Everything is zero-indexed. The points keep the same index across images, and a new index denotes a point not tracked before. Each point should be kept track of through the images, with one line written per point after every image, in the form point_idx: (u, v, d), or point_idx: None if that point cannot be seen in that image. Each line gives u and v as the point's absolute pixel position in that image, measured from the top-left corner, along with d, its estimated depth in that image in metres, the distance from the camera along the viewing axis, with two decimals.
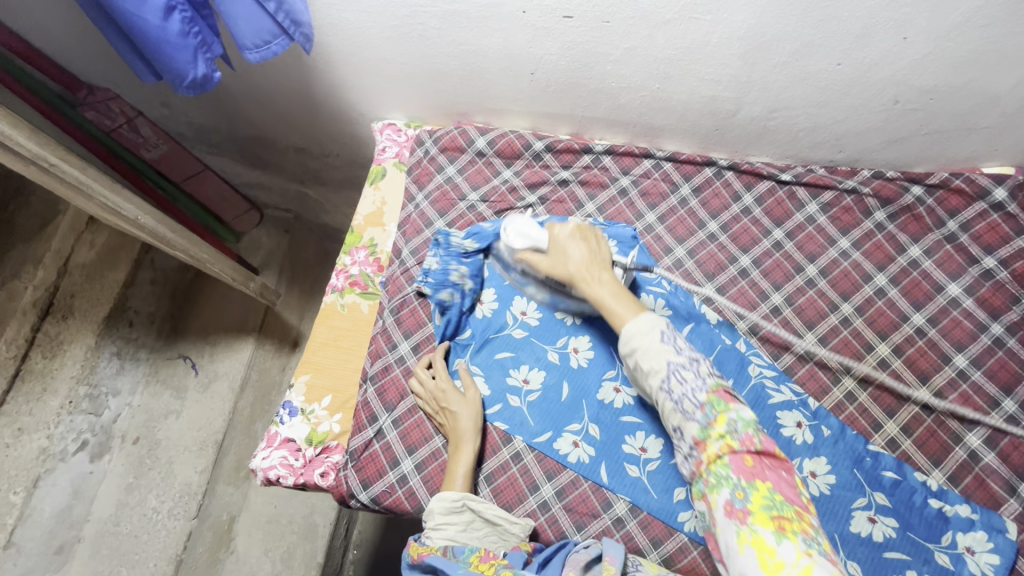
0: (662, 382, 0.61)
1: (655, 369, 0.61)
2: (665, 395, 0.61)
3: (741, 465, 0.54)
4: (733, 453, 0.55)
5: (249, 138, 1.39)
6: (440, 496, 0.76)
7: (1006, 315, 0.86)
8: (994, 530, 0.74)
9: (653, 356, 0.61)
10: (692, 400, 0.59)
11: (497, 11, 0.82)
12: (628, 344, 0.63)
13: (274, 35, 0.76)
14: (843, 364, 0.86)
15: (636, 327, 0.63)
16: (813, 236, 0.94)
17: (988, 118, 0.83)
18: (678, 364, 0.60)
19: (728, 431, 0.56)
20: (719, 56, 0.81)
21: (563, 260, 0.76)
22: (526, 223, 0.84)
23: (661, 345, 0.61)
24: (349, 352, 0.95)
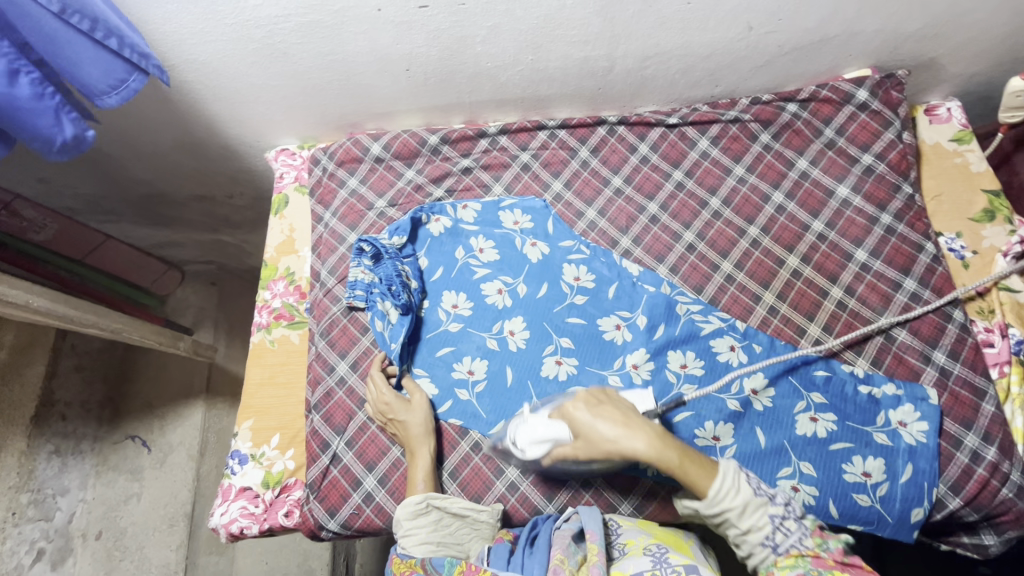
0: (766, 538, 0.61)
1: (753, 527, 0.62)
2: (768, 549, 0.61)
3: (824, 563, 0.59)
4: (818, 556, 0.60)
5: (144, 196, 1.32)
6: (405, 503, 0.75)
7: (891, 204, 0.92)
8: (918, 400, 0.80)
9: (748, 515, 0.62)
10: (797, 546, 0.61)
11: (352, 13, 0.81)
12: (716, 506, 0.63)
13: (128, 72, 0.74)
14: (761, 283, 0.90)
15: (723, 490, 0.62)
16: (710, 170, 0.98)
17: (834, 28, 0.88)
18: (779, 517, 0.62)
19: (821, 542, 0.61)
20: (578, 17, 0.83)
21: (597, 437, 0.65)
22: (531, 425, 0.72)
23: (757, 498, 0.62)
24: (287, 387, 0.92)
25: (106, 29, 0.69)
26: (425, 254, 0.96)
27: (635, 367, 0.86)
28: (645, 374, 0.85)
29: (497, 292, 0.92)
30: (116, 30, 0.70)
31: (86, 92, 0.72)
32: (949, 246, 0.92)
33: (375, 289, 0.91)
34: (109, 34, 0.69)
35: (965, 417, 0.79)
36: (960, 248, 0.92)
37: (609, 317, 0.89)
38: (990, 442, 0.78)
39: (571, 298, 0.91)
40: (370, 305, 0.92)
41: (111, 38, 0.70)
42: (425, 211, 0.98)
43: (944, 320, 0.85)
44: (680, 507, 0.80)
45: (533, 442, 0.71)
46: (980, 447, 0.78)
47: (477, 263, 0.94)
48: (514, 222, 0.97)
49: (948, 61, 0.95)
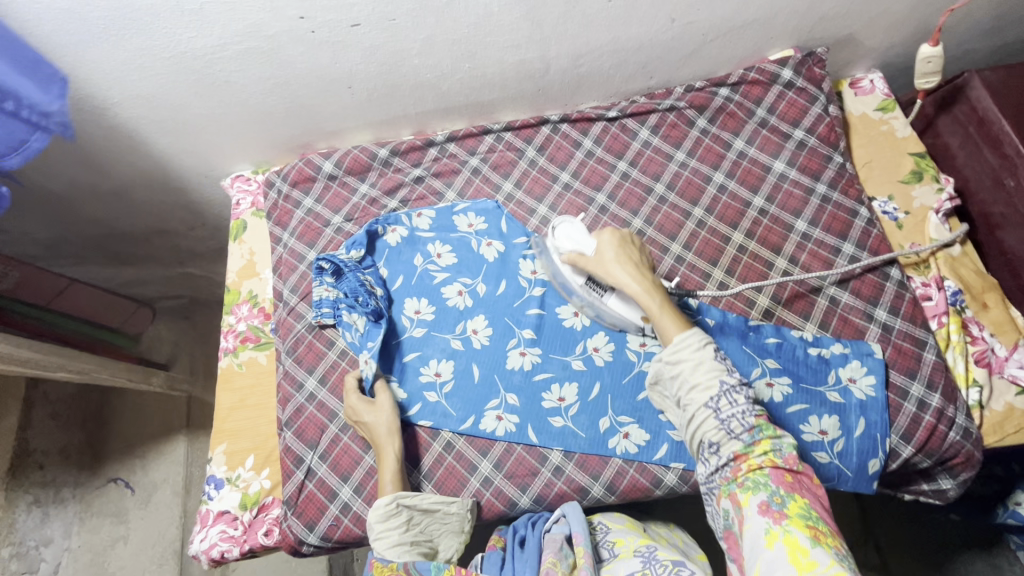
0: (710, 398, 0.68)
1: (701, 384, 0.69)
2: (710, 411, 0.68)
3: (781, 477, 0.64)
4: (775, 468, 0.64)
5: (104, 235, 1.32)
6: (377, 506, 0.75)
7: (824, 174, 0.96)
8: (864, 355, 0.84)
9: (702, 371, 0.69)
10: (740, 420, 0.66)
11: (286, 37, 0.83)
12: (676, 353, 0.70)
13: (29, 132, 0.82)
14: (709, 261, 0.94)
15: (686, 342, 0.70)
16: (652, 158, 1.01)
17: (751, 13, 0.93)
18: (729, 386, 0.68)
19: (773, 449, 0.65)
20: (506, 22, 0.86)
21: (608, 259, 0.77)
22: (575, 227, 0.84)
23: (716, 364, 0.69)
24: (259, 408, 0.93)
25: (4, 96, 0.76)
26: (384, 264, 0.98)
27: (596, 351, 0.88)
28: (605, 356, 0.88)
29: (458, 294, 0.94)
30: (14, 96, 0.78)
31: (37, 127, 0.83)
32: (882, 209, 0.97)
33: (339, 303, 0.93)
34: (7, 98, 0.77)
35: (909, 368, 0.83)
36: (893, 210, 0.96)
37: (566, 307, 0.92)
38: (934, 389, 0.81)
39: (529, 292, 0.93)
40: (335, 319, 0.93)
41: (10, 103, 0.78)
42: (380, 222, 0.99)
43: (882, 278, 0.89)
44: (651, 483, 0.82)
45: (568, 235, 0.84)
46: (926, 396, 0.81)
47: (436, 268, 0.96)
48: (469, 224, 0.99)
49: (863, 36, 1.00)
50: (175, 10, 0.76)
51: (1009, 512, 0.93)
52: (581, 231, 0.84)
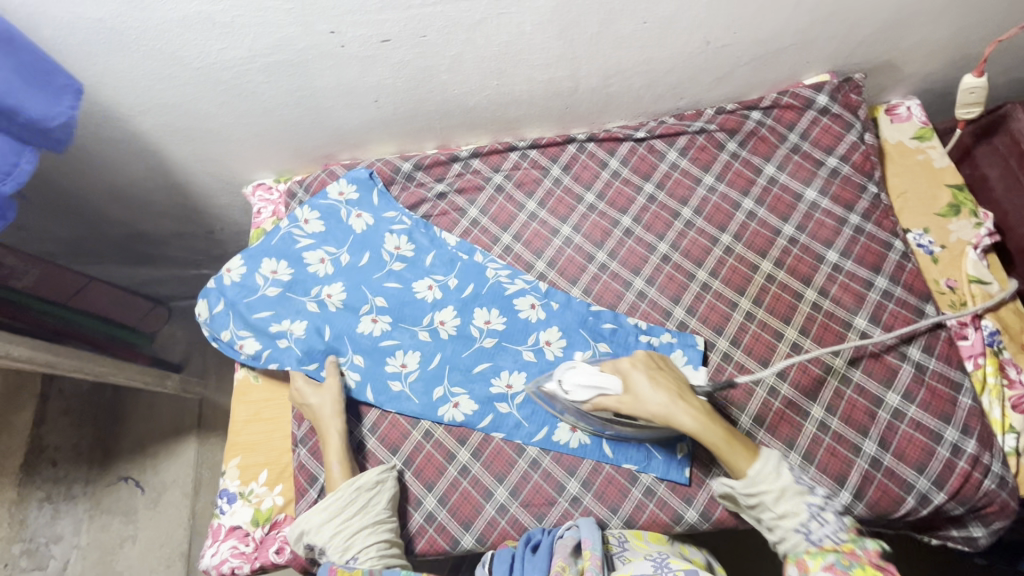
0: (800, 523, 0.69)
1: (789, 511, 0.69)
2: (801, 536, 0.68)
3: (860, 561, 0.65)
4: (853, 553, 0.66)
5: (125, 236, 1.32)
6: (332, 500, 0.78)
7: (858, 204, 0.94)
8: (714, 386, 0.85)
9: (788, 500, 0.70)
10: (830, 536, 0.68)
11: (315, 51, 0.82)
12: (754, 486, 0.71)
13: (17, 154, 0.69)
14: (736, 289, 0.91)
15: (762, 473, 0.71)
16: (680, 181, 0.99)
17: (789, 37, 0.90)
18: (818, 509, 0.69)
19: (853, 540, 0.67)
20: (539, 41, 0.85)
21: (642, 399, 0.76)
22: (582, 371, 0.79)
23: (797, 486, 0.70)
24: (273, 422, 0.92)
25: None
26: (242, 254, 0.98)
27: (442, 324, 0.93)
28: (456, 329, 0.92)
29: (428, 288, 0.96)
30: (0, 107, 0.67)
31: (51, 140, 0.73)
32: (918, 242, 0.94)
33: (231, 286, 0.97)
34: None
35: (943, 411, 0.80)
36: (929, 244, 0.93)
37: (423, 281, 0.96)
38: (969, 435, 0.78)
39: (389, 264, 0.97)
40: (219, 306, 0.96)
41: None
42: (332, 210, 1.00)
43: (916, 315, 0.86)
44: (671, 519, 0.80)
45: (579, 386, 0.78)
46: (960, 441, 0.78)
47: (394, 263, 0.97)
48: (340, 193, 1.01)
49: (902, 62, 0.98)
50: (207, 22, 0.76)
51: None
52: (596, 377, 0.78)
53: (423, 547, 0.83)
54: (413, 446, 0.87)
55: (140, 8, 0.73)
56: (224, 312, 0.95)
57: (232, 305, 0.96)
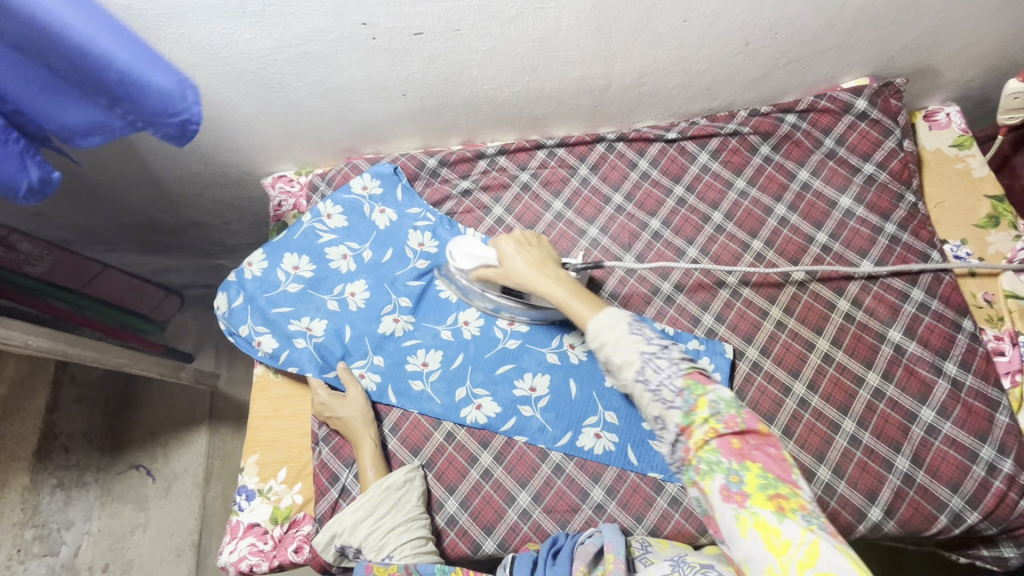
0: (636, 376, 0.58)
1: (626, 360, 0.59)
2: (641, 386, 0.58)
3: (731, 446, 0.53)
4: (721, 437, 0.54)
5: (142, 225, 1.31)
6: (362, 500, 0.77)
7: (895, 213, 0.91)
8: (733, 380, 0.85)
9: (622, 349, 0.59)
10: (668, 387, 0.57)
11: (346, 43, 0.80)
12: (596, 341, 0.61)
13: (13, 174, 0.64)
14: (767, 297, 0.89)
15: (602, 325, 0.61)
16: (711, 184, 0.97)
17: (830, 40, 0.88)
18: (650, 355, 0.58)
19: (711, 414, 0.54)
20: (574, 38, 0.82)
21: (512, 268, 0.75)
22: (470, 244, 0.84)
23: (630, 337, 0.59)
24: (293, 419, 0.91)
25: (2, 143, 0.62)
26: (263, 248, 0.96)
27: (466, 324, 0.92)
28: (479, 330, 0.91)
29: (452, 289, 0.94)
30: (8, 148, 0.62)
31: (60, 135, 0.66)
32: (954, 254, 0.92)
33: (249, 281, 0.95)
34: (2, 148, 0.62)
35: (979, 429, 0.78)
36: (966, 255, 0.91)
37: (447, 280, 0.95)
38: (1005, 454, 0.77)
39: (413, 262, 0.96)
40: (238, 300, 0.94)
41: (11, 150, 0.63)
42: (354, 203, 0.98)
43: (953, 329, 0.84)
44: (696, 530, 0.79)
45: (465, 255, 0.83)
46: (996, 460, 0.77)
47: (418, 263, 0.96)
48: (363, 187, 0.99)
49: (945, 67, 0.95)
50: (238, 11, 0.74)
51: None
52: (472, 245, 0.84)
53: (445, 550, 0.81)
54: (435, 447, 0.86)
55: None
56: (244, 306, 0.94)
57: (251, 299, 0.94)
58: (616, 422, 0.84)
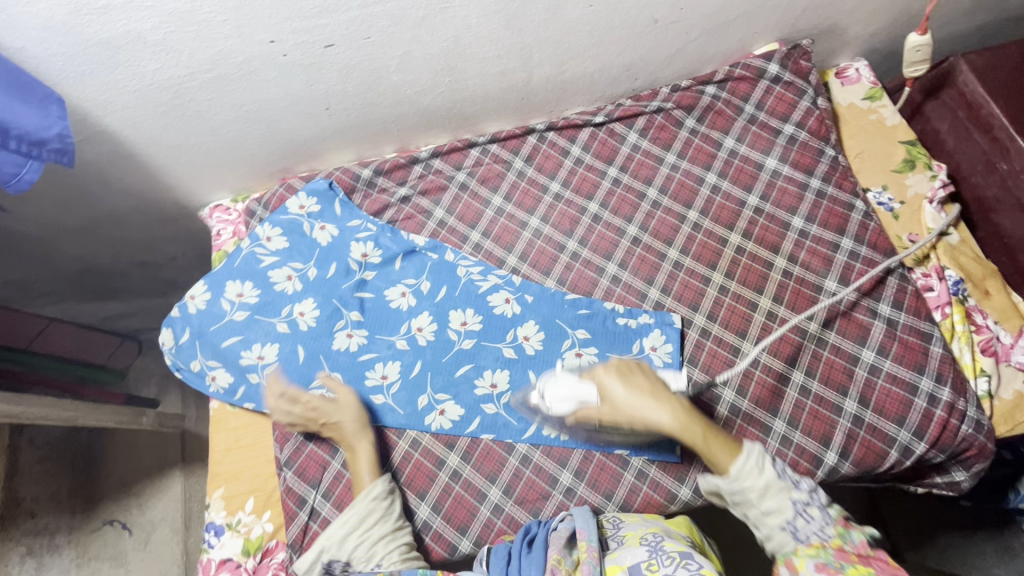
0: (786, 522, 0.66)
1: (777, 510, 0.67)
2: (788, 533, 0.66)
3: (847, 556, 0.62)
4: (842, 550, 0.63)
5: (83, 273, 1.28)
6: (349, 513, 0.76)
7: (817, 168, 0.95)
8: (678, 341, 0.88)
9: (772, 497, 0.68)
10: (817, 532, 0.65)
11: (257, 62, 0.79)
12: (738, 483, 0.69)
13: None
14: (708, 264, 0.92)
15: (744, 469, 0.69)
16: (642, 162, 0.99)
17: (735, 10, 0.91)
18: (802, 504, 0.67)
19: (845, 538, 0.65)
20: (486, 33, 0.83)
21: (625, 411, 0.74)
22: (563, 381, 0.79)
23: (780, 481, 0.68)
24: (255, 448, 0.90)
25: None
26: (203, 280, 0.95)
27: (419, 331, 0.92)
28: (434, 334, 0.91)
29: (401, 296, 0.94)
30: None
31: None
32: (878, 200, 0.95)
33: (194, 315, 0.93)
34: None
35: (916, 363, 0.82)
36: (889, 201, 0.95)
37: (395, 288, 0.95)
38: (942, 383, 0.80)
39: (359, 274, 0.95)
40: (185, 335, 0.93)
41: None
42: (291, 223, 0.97)
43: (883, 272, 0.88)
44: (665, 499, 0.80)
45: (558, 399, 0.79)
46: (935, 390, 0.80)
47: (366, 275, 0.96)
48: (300, 207, 0.98)
49: (847, 25, 0.99)
50: (138, 41, 0.72)
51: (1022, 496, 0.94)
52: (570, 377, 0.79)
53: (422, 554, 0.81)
54: (402, 456, 0.86)
55: (64, 33, 0.69)
56: (192, 341, 0.92)
57: (198, 333, 0.92)
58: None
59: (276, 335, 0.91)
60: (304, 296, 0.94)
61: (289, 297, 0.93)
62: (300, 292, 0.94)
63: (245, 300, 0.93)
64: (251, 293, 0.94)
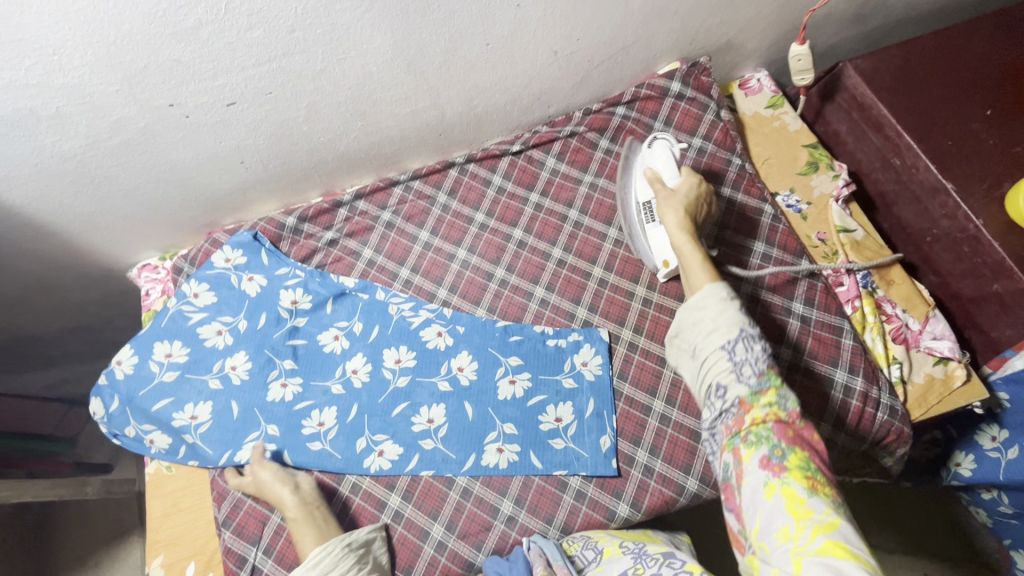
0: (726, 341, 0.69)
1: (719, 328, 0.70)
2: (724, 353, 0.69)
3: (784, 431, 0.63)
4: (778, 422, 0.64)
5: (15, 345, 1.24)
6: (322, 553, 0.74)
7: (726, 177, 0.99)
8: (608, 355, 0.90)
9: (725, 319, 0.70)
10: (751, 380, 0.67)
11: (160, 125, 0.80)
12: (700, 302, 0.72)
13: None
14: (631, 279, 0.95)
15: (714, 293, 0.72)
16: (562, 185, 1.02)
17: (629, 36, 0.95)
18: (747, 336, 0.69)
19: (777, 402, 0.65)
20: (389, 79, 0.86)
21: (680, 196, 0.83)
22: (665, 154, 0.88)
23: (734, 326, 0.70)
24: (194, 510, 0.88)
25: None
26: (129, 344, 0.93)
27: (354, 373, 0.91)
28: (368, 375, 0.91)
29: (335, 339, 0.94)
30: None
31: None
32: (786, 202, 1.00)
33: (121, 382, 0.91)
34: None
35: (830, 356, 0.85)
36: (796, 203, 1.00)
37: (327, 332, 0.95)
38: (856, 373, 0.84)
39: (290, 322, 0.95)
40: (114, 404, 0.91)
41: None
42: (218, 277, 0.97)
43: (794, 271, 0.91)
44: (606, 517, 0.82)
45: (659, 160, 0.88)
46: (850, 381, 0.83)
47: (296, 321, 0.95)
48: (226, 260, 0.98)
49: (741, 40, 1.04)
50: (32, 117, 0.72)
51: (954, 473, 0.96)
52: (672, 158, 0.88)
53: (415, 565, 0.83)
54: (342, 502, 0.85)
55: None
56: (122, 407, 0.90)
57: (128, 400, 0.91)
58: (515, 433, 0.86)
59: (208, 393, 0.91)
60: (236, 350, 0.93)
61: (220, 352, 0.93)
62: (231, 346, 0.93)
63: (174, 361, 0.92)
64: (181, 353, 0.93)
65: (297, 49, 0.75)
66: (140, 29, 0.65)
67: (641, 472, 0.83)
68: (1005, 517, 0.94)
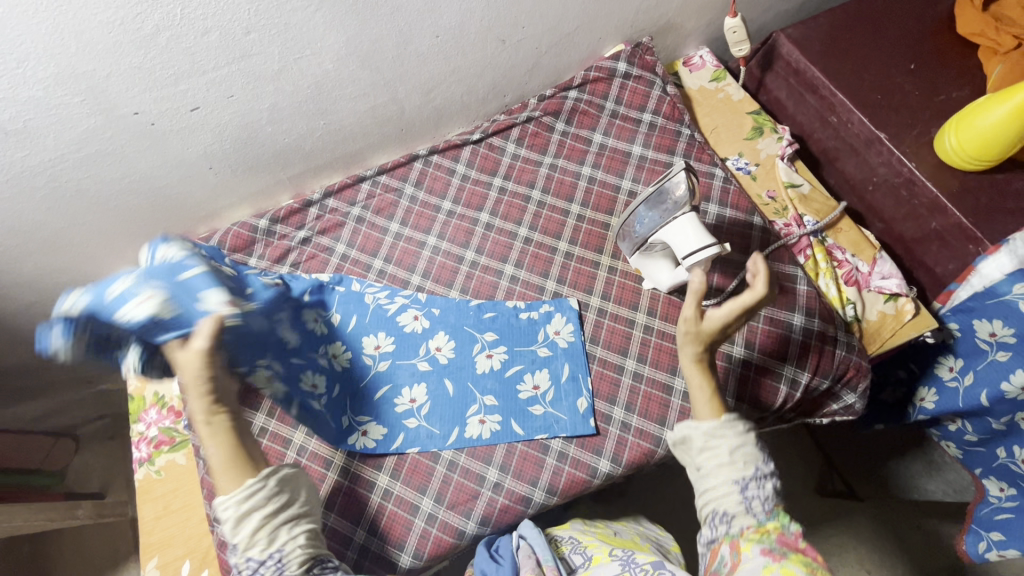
0: (741, 476, 0.67)
1: (735, 462, 0.67)
2: (736, 486, 0.66)
3: (787, 543, 0.63)
4: (781, 535, 0.64)
5: None
6: (252, 490, 0.64)
7: (677, 146, 1.04)
8: (579, 322, 0.93)
9: (738, 454, 0.68)
10: (761, 505, 0.66)
11: (127, 135, 0.83)
12: (713, 430, 0.69)
13: None
14: (595, 250, 0.99)
15: (724, 426, 0.69)
16: (523, 168, 1.06)
17: (573, 22, 1.00)
18: (762, 473, 0.67)
19: (784, 523, 0.65)
20: (346, 75, 0.90)
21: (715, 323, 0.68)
22: (697, 228, 0.80)
23: (749, 449, 0.68)
24: (185, 509, 0.90)
25: None
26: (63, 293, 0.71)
27: (336, 358, 0.93)
28: (349, 363, 0.93)
29: (318, 327, 0.95)
30: None
31: None
32: (736, 166, 1.05)
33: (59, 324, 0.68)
34: None
35: (787, 302, 0.90)
36: (746, 165, 1.05)
37: (310, 322, 0.95)
38: (813, 314, 0.88)
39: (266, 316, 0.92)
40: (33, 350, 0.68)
41: None
42: None
43: (747, 227, 0.96)
44: (588, 475, 0.84)
45: (693, 231, 0.80)
46: (808, 322, 0.88)
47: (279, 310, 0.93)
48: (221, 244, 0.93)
49: (680, 21, 1.11)
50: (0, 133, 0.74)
51: (920, 408, 0.99)
52: (703, 231, 0.80)
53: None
54: (330, 486, 0.87)
55: None
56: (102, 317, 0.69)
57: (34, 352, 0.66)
58: (496, 403, 0.89)
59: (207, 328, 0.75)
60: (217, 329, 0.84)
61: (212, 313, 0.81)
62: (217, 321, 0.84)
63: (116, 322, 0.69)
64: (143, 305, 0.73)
65: (254, 50, 0.79)
66: (101, 38, 0.69)
67: (618, 428, 0.86)
68: (972, 446, 0.97)
